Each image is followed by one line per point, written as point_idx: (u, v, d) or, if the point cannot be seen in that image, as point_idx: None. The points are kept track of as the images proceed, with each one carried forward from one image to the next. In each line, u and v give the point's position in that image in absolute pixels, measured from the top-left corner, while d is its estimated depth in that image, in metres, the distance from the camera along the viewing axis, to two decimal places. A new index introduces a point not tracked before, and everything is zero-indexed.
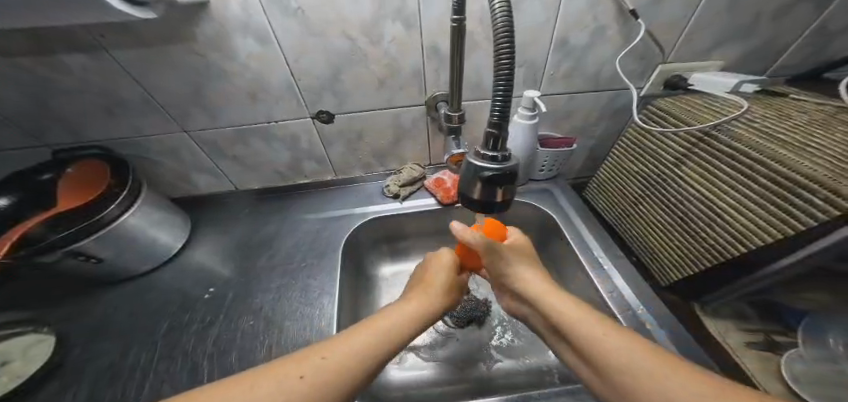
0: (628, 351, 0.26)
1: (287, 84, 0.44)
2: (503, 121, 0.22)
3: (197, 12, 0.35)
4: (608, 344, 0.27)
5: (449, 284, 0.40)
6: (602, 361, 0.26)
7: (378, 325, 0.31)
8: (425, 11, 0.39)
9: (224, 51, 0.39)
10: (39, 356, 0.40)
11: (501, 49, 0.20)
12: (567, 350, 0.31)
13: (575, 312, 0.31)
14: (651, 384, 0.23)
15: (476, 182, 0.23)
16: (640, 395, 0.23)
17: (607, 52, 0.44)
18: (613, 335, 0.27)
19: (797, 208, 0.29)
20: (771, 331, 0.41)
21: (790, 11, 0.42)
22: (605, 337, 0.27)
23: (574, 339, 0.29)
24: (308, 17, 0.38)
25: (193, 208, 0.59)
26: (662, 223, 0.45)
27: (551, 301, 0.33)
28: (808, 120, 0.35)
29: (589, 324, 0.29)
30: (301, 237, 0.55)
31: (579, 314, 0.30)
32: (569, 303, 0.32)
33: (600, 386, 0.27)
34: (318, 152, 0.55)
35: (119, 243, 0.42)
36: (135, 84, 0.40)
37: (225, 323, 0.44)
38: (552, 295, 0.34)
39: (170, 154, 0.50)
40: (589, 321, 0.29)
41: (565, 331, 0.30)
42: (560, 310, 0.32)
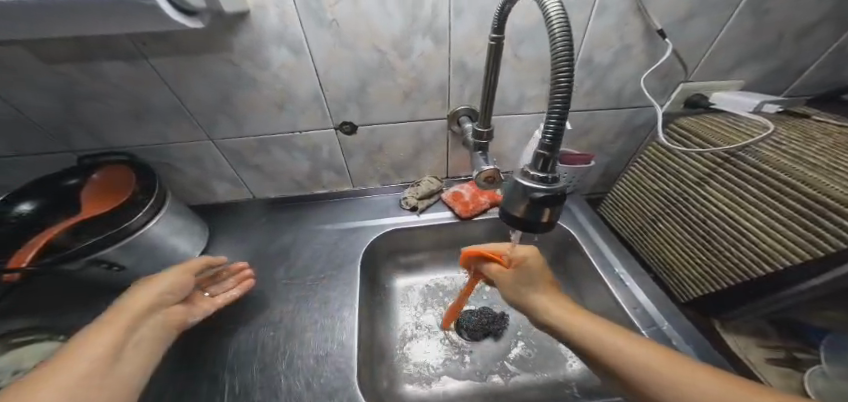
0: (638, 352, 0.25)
1: (316, 95, 0.44)
2: (555, 144, 0.22)
3: (236, 23, 0.35)
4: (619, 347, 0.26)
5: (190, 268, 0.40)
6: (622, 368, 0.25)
7: (120, 323, 0.30)
8: (457, 27, 0.40)
9: (258, 61, 0.39)
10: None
11: (559, 72, 0.21)
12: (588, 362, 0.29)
13: (581, 321, 0.30)
14: (669, 380, 0.23)
15: (524, 201, 0.24)
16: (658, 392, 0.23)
17: (630, 71, 0.46)
18: (617, 336, 0.27)
19: (828, 230, 0.29)
20: (794, 349, 0.41)
21: (808, 35, 0.43)
22: (613, 342, 0.27)
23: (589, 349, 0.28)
24: (341, 30, 0.38)
25: (209, 216, 0.59)
26: (683, 240, 0.45)
27: (558, 314, 0.32)
28: (833, 143, 0.36)
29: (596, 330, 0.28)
30: (319, 248, 0.55)
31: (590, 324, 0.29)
32: (572, 313, 0.31)
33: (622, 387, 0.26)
34: (339, 163, 0.55)
35: (140, 252, 0.42)
36: (167, 93, 0.40)
37: (245, 333, 0.44)
38: (557, 309, 0.32)
39: (192, 162, 0.50)
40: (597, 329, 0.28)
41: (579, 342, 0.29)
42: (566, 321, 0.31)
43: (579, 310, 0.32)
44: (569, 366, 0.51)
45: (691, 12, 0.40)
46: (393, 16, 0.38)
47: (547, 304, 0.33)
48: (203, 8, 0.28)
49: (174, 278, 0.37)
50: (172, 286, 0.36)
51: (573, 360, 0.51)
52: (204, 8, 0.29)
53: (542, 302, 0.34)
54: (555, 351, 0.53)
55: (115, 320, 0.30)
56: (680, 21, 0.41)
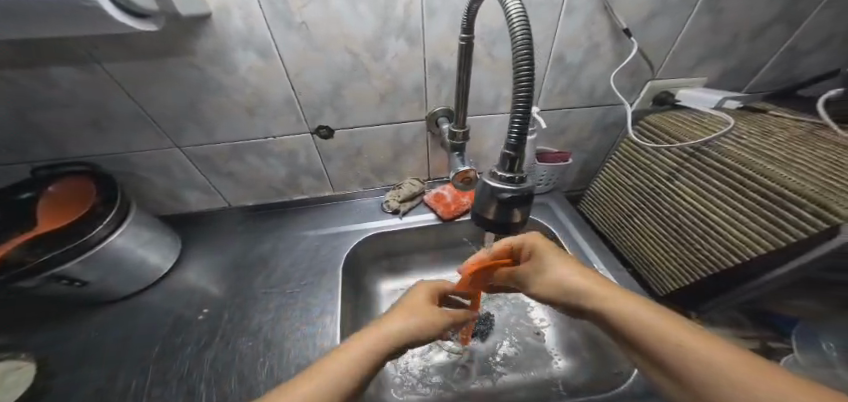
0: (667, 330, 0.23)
1: (288, 99, 0.43)
2: (520, 144, 0.22)
3: (196, 25, 0.34)
4: (662, 334, 0.23)
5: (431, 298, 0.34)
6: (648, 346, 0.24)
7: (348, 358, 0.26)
8: (430, 28, 0.40)
9: (225, 65, 0.38)
10: (18, 384, 0.39)
11: (520, 71, 0.21)
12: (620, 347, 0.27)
13: (617, 302, 0.27)
14: (700, 358, 0.21)
15: (492, 202, 0.24)
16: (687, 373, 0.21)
17: (600, 69, 0.47)
18: (647, 312, 0.25)
19: (787, 220, 0.30)
20: (766, 337, 0.42)
21: (762, 33, 0.45)
22: (642, 315, 0.25)
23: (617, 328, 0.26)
24: (311, 32, 0.37)
25: (183, 227, 0.56)
26: (657, 235, 0.46)
27: (591, 293, 0.29)
28: (789, 136, 0.37)
29: (633, 313, 0.26)
30: (299, 255, 0.53)
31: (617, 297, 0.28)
32: (606, 293, 0.28)
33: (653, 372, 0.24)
34: (317, 168, 0.54)
35: (104, 265, 0.40)
36: (126, 99, 0.38)
37: (222, 345, 0.42)
38: (589, 290, 0.30)
39: (159, 171, 0.48)
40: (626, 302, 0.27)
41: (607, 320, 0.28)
42: (598, 302, 0.28)
43: (617, 287, 0.29)
44: (555, 363, 0.51)
45: (652, 12, 0.41)
46: (364, 18, 0.37)
47: (576, 286, 0.31)
48: (154, 11, 0.27)
49: (419, 314, 0.31)
50: (425, 320, 0.31)
51: (558, 358, 0.52)
52: (155, 11, 0.28)
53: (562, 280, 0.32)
54: (541, 349, 0.53)
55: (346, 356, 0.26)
56: (641, 22, 0.42)
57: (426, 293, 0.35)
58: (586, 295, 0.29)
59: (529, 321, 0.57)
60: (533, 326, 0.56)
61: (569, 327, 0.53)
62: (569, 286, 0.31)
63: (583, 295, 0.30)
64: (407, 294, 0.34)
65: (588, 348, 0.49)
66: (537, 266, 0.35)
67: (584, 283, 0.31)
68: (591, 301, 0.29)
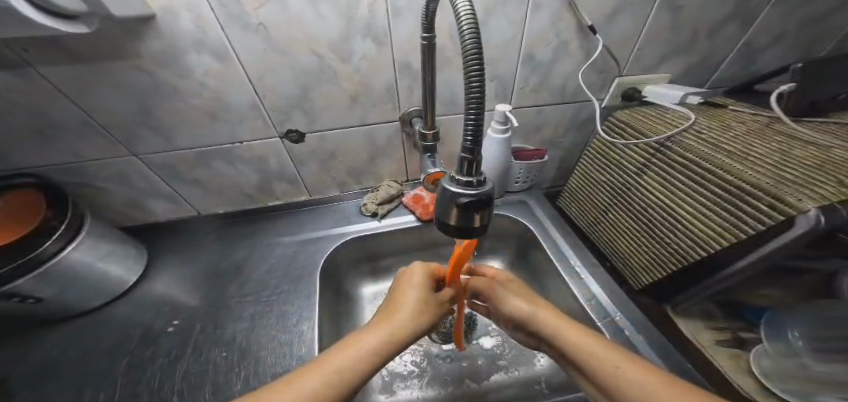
0: (608, 357, 0.28)
1: (252, 103, 0.41)
2: (476, 146, 0.21)
3: (141, 27, 0.32)
4: (612, 372, 0.27)
5: (425, 304, 0.35)
6: (588, 365, 0.29)
7: (331, 362, 0.26)
8: (395, 28, 0.39)
9: (178, 68, 0.36)
10: None
11: (471, 72, 0.20)
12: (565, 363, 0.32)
13: (576, 338, 0.31)
14: (634, 382, 0.25)
15: (452, 207, 0.23)
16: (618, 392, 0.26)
17: (569, 66, 0.47)
18: (592, 340, 0.30)
19: (746, 212, 0.31)
20: (738, 328, 0.41)
21: (721, 29, 0.46)
22: (584, 343, 0.30)
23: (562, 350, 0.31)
24: (270, 33, 0.36)
25: (150, 238, 0.54)
26: (630, 229, 0.47)
27: (554, 331, 0.33)
28: (746, 129, 0.38)
29: (587, 352, 0.29)
30: (274, 262, 0.52)
31: (561, 323, 0.33)
32: (567, 329, 0.32)
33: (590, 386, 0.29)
34: (290, 173, 0.53)
35: (61, 281, 0.38)
36: (71, 105, 0.36)
37: (194, 356, 0.40)
38: (554, 326, 0.33)
39: (117, 180, 0.46)
40: (571, 330, 0.32)
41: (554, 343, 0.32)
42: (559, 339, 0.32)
43: (564, 316, 0.34)
44: (539, 362, 0.51)
45: (611, 10, 0.42)
46: (326, 18, 0.36)
47: (544, 320, 0.34)
48: (83, 11, 0.26)
49: (410, 311, 0.33)
50: (416, 319, 0.33)
51: (541, 356, 0.52)
52: (84, 12, 0.27)
53: (517, 309, 0.38)
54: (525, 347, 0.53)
55: (326, 362, 0.26)
56: (602, 20, 0.43)
57: (418, 281, 0.37)
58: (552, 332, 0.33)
59: None
60: None
61: None
62: (540, 324, 0.34)
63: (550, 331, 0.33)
64: (397, 290, 0.37)
65: None
66: (507, 297, 0.39)
67: (537, 311, 0.36)
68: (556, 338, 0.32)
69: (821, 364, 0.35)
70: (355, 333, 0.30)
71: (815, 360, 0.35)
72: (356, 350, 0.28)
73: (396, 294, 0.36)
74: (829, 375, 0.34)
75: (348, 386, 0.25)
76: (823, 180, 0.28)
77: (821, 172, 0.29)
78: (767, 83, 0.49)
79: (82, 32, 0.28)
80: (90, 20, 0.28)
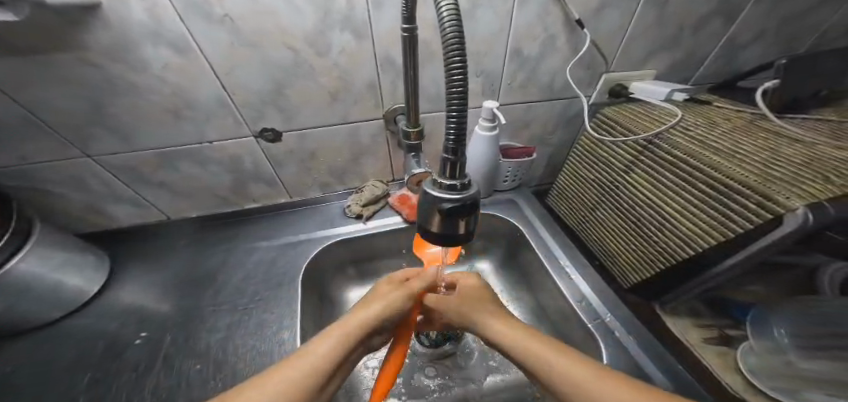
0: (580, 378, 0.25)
1: (220, 100, 0.38)
2: (460, 147, 0.20)
3: (87, 14, 0.29)
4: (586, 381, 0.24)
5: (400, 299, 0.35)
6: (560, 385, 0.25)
7: (301, 359, 0.25)
8: (376, 20, 0.37)
9: (131, 61, 0.33)
10: None
11: (452, 66, 0.18)
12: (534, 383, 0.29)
13: (544, 349, 0.28)
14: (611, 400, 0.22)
15: (434, 213, 0.21)
16: None
17: (557, 62, 0.46)
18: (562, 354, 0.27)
19: (734, 210, 0.30)
20: (725, 325, 0.41)
21: (705, 25, 0.46)
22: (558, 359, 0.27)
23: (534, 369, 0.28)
24: (238, 25, 0.33)
25: (114, 245, 0.50)
26: (618, 228, 0.46)
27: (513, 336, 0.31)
28: (732, 127, 0.38)
29: (558, 364, 0.26)
30: (252, 268, 0.49)
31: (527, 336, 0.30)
32: (533, 340, 0.30)
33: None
34: (267, 174, 0.50)
35: (6, 296, 0.34)
36: (9, 101, 0.32)
37: (164, 370, 0.37)
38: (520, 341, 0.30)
39: (72, 184, 0.42)
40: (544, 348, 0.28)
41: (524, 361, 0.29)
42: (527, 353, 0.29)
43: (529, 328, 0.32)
44: None
45: (597, 5, 0.41)
46: (298, 8, 0.34)
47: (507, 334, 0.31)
48: None
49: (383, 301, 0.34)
50: (390, 305, 0.34)
51: None
52: None
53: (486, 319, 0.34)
54: None
55: (300, 359, 0.25)
56: (589, 15, 0.42)
57: (387, 286, 0.37)
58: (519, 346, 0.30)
59: None
60: None
61: (538, 325, 0.53)
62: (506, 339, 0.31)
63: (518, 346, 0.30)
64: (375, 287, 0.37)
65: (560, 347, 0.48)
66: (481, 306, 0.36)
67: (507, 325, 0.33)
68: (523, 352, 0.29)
69: (807, 361, 0.35)
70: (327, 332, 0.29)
71: (800, 357, 0.36)
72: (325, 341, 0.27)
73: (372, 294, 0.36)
74: (815, 373, 0.34)
75: (313, 384, 0.24)
76: (811, 178, 0.28)
77: (808, 170, 0.29)
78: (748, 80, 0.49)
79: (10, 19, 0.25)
80: (19, 8, 0.26)
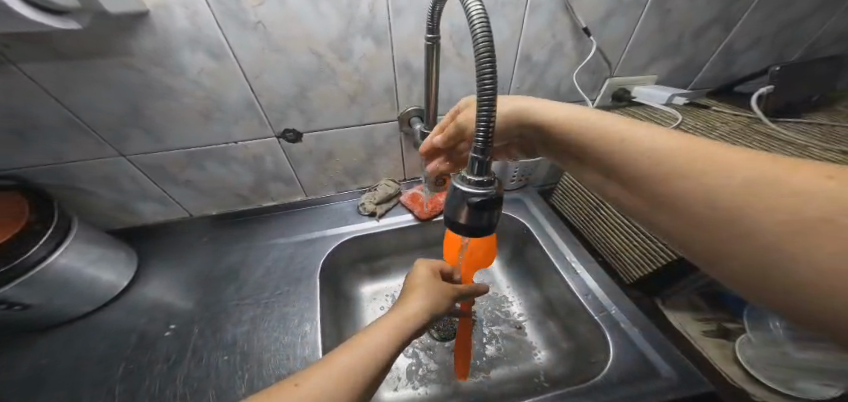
0: (658, 156, 0.22)
1: (247, 102, 0.40)
2: (487, 147, 0.22)
3: (132, 24, 0.31)
4: (699, 156, 0.21)
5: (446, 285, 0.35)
6: (635, 168, 0.24)
7: (360, 345, 0.26)
8: (396, 27, 0.39)
9: (168, 66, 0.35)
10: None
11: (483, 74, 0.20)
12: (596, 174, 0.28)
13: (654, 138, 0.23)
14: (694, 182, 0.20)
15: (463, 207, 0.23)
16: (673, 194, 0.21)
17: (564, 67, 0.48)
18: (642, 135, 0.24)
19: None
20: (722, 319, 0.45)
21: (704, 33, 0.49)
22: (631, 143, 0.24)
23: (601, 156, 0.26)
24: (268, 32, 0.35)
25: (139, 242, 0.52)
26: (621, 225, 0.48)
27: (580, 130, 0.27)
28: (730, 130, 0.40)
29: (668, 145, 0.22)
30: (272, 265, 0.51)
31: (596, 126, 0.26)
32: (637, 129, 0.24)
33: (627, 194, 0.25)
34: (286, 173, 0.52)
35: (49, 288, 0.36)
36: (56, 105, 0.35)
37: (194, 361, 0.39)
38: (604, 140, 0.26)
39: (103, 183, 0.44)
40: (619, 130, 0.25)
41: (591, 153, 0.27)
42: (621, 141, 0.25)
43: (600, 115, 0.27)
44: (537, 354, 0.52)
45: (603, 13, 0.43)
46: (325, 16, 0.36)
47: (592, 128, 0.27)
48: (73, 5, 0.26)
49: (434, 287, 0.34)
50: (440, 293, 0.34)
51: (539, 352, 0.53)
52: (75, 6, 0.26)
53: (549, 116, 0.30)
54: (523, 342, 0.55)
55: (359, 343, 0.26)
56: (596, 23, 0.44)
57: (433, 273, 0.36)
58: (606, 138, 0.25)
59: (507, 316, 0.59)
60: (511, 320, 0.58)
61: (546, 320, 0.55)
62: (590, 133, 0.26)
63: (603, 138, 0.26)
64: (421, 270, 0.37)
65: (566, 340, 0.50)
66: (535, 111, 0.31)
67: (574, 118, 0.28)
68: (592, 141, 0.26)
69: (800, 351, 0.37)
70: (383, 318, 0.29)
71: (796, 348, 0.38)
72: (382, 327, 0.28)
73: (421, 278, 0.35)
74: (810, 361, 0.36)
75: (370, 370, 0.24)
76: None
77: None
78: (743, 85, 0.52)
79: (70, 28, 0.28)
80: (81, 17, 0.28)
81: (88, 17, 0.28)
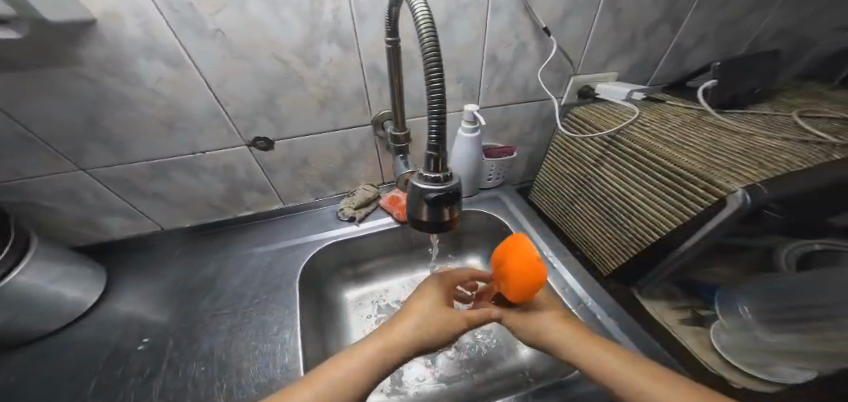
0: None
1: (213, 111, 0.40)
2: (441, 145, 0.23)
3: (78, 32, 0.30)
4: None
5: (446, 310, 0.33)
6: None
7: (338, 370, 0.27)
8: (361, 32, 0.40)
9: (124, 75, 0.34)
10: None
11: (431, 75, 0.21)
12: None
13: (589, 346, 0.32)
14: None
15: (422, 203, 0.24)
16: None
17: (529, 66, 0.50)
18: (644, 377, 0.28)
19: (688, 196, 0.34)
20: (697, 307, 0.45)
21: (656, 31, 0.51)
22: (642, 385, 0.27)
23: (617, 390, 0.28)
24: (228, 39, 0.35)
25: (107, 257, 0.50)
26: (593, 217, 0.49)
27: (584, 355, 0.31)
28: (682, 121, 0.42)
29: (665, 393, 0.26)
30: (250, 274, 0.50)
31: (602, 357, 0.30)
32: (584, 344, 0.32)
33: None
34: (260, 182, 0.51)
35: (7, 308, 0.34)
36: (6, 119, 0.33)
37: (170, 373, 0.38)
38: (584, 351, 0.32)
39: (66, 198, 0.42)
40: (628, 368, 0.29)
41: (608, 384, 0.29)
42: (638, 386, 0.27)
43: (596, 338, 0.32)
44: (522, 349, 0.53)
45: (560, 13, 0.45)
46: (288, 23, 0.36)
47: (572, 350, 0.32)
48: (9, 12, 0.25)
49: (433, 314, 0.32)
50: (437, 318, 0.32)
51: (524, 345, 0.53)
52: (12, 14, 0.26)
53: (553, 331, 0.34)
54: (507, 337, 0.55)
55: (335, 368, 0.27)
56: (554, 23, 0.46)
57: (434, 294, 0.34)
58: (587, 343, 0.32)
59: None
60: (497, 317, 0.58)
61: None
62: (604, 374, 0.29)
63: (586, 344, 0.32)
64: (425, 291, 0.35)
65: None
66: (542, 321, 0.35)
67: (576, 337, 0.33)
68: (610, 378, 0.29)
69: (772, 335, 0.37)
70: (365, 343, 0.30)
71: (766, 332, 0.37)
72: (362, 352, 0.29)
73: (419, 300, 0.34)
74: (781, 344, 0.36)
75: (343, 397, 0.26)
76: (745, 163, 0.32)
77: (745, 157, 0.33)
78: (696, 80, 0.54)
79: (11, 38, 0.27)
80: (19, 26, 0.27)
81: (29, 25, 0.28)
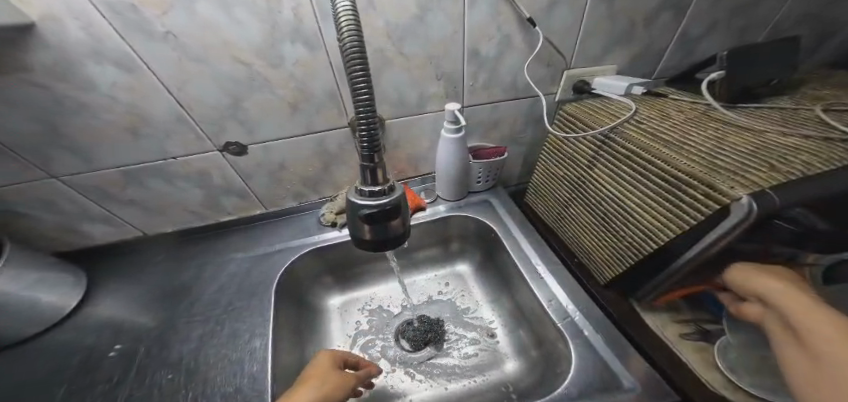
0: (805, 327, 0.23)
1: (177, 115, 0.39)
2: (376, 155, 0.21)
3: (20, 36, 0.29)
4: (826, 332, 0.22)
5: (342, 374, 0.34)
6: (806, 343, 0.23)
7: None
8: (326, 30, 0.37)
9: (77, 81, 0.33)
10: None
11: (355, 73, 0.20)
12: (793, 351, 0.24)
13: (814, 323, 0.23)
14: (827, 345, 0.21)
15: (361, 222, 0.22)
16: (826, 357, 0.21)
17: (516, 59, 0.46)
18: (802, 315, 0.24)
19: (686, 202, 0.29)
20: (702, 320, 0.39)
21: (656, 18, 0.46)
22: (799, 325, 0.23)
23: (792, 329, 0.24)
24: (182, 42, 0.34)
25: (90, 262, 0.51)
26: (588, 223, 0.45)
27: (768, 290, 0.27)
28: (684, 118, 0.38)
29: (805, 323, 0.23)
30: (227, 280, 0.49)
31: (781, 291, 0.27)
32: (809, 317, 0.23)
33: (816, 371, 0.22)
34: (237, 187, 0.50)
35: None
36: None
37: (137, 381, 0.37)
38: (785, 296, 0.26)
39: (42, 205, 0.43)
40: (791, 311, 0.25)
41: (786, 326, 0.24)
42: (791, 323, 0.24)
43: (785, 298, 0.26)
44: (508, 362, 0.49)
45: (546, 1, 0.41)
46: (244, 23, 0.34)
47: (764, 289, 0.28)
48: None
49: (331, 375, 0.33)
50: (335, 380, 0.33)
51: (511, 357, 0.50)
52: None
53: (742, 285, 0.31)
54: (494, 349, 0.52)
55: None
56: (540, 12, 0.42)
57: (328, 361, 0.35)
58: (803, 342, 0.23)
59: (480, 322, 0.56)
60: (485, 326, 0.55)
61: (517, 326, 0.52)
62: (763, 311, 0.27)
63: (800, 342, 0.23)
64: (315, 364, 0.34)
65: (535, 347, 0.47)
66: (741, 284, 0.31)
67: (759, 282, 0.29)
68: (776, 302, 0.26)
69: None
70: None
71: None
72: None
73: (312, 369, 0.34)
74: None
75: None
76: (753, 165, 0.27)
77: (753, 158, 0.28)
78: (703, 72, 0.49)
79: None
80: None
81: None
